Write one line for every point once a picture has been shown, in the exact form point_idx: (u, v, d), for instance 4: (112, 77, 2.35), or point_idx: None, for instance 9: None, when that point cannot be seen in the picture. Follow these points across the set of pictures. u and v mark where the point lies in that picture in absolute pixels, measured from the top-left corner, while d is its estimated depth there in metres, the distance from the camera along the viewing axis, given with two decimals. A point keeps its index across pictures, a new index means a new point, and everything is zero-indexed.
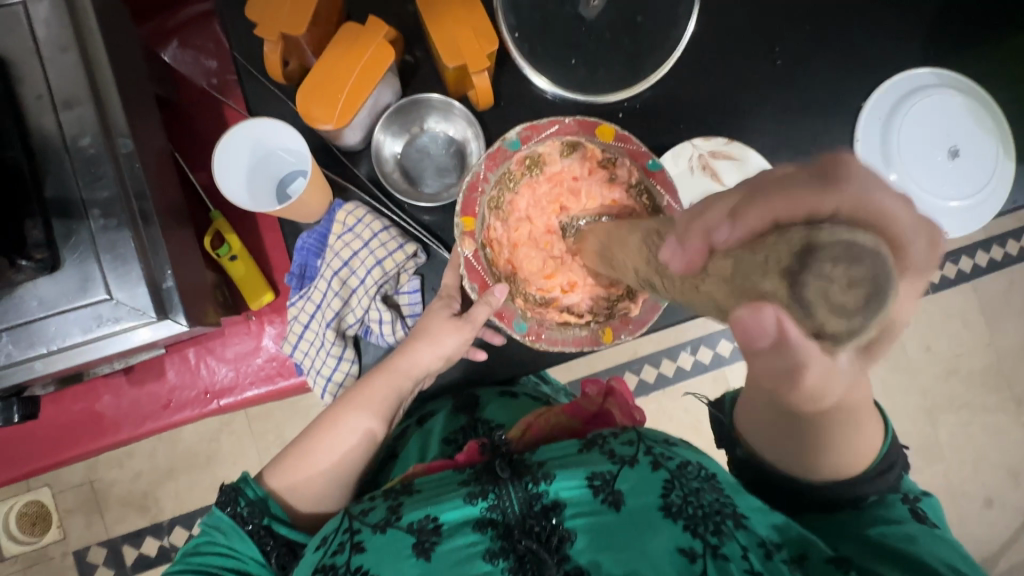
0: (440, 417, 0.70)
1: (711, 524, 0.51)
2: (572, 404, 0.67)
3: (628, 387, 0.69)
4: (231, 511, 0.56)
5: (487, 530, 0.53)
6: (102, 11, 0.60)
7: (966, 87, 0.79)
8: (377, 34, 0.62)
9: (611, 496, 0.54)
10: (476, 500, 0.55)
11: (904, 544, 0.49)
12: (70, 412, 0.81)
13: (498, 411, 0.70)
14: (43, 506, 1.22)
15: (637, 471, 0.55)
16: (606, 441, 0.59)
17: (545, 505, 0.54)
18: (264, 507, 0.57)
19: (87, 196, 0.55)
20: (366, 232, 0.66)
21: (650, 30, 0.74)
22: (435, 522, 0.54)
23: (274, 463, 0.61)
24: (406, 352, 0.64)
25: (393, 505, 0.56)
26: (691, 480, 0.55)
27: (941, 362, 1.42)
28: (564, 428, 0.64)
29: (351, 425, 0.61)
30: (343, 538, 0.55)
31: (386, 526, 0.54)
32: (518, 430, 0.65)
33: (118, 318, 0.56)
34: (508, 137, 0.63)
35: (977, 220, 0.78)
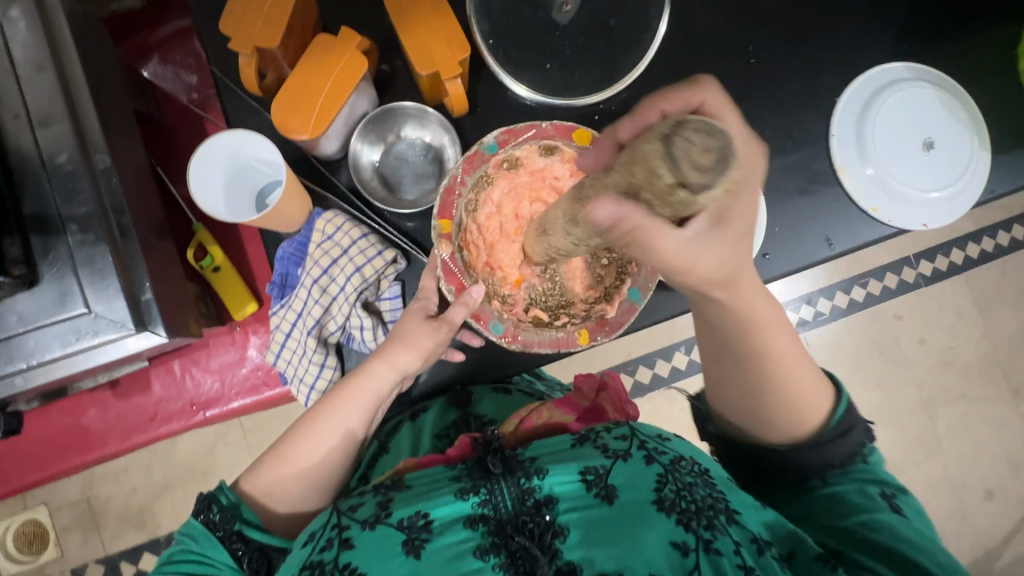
0: (431, 412, 0.72)
1: (705, 518, 0.51)
2: (566, 399, 0.67)
3: (623, 384, 0.69)
4: (204, 518, 0.57)
5: (478, 527, 0.53)
6: (77, 29, 0.61)
7: (939, 80, 0.80)
8: (349, 45, 0.63)
9: (605, 491, 0.54)
10: (468, 496, 0.54)
11: (878, 532, 0.49)
12: (57, 427, 0.81)
13: (491, 405, 0.72)
14: (39, 525, 1.23)
15: (631, 465, 0.55)
16: (599, 436, 0.59)
17: (538, 499, 0.53)
18: (235, 512, 0.57)
19: (65, 212, 0.56)
20: (346, 239, 0.67)
21: (623, 33, 0.75)
22: (426, 518, 0.53)
23: (254, 469, 0.62)
24: (385, 357, 0.64)
25: (384, 501, 0.56)
26: (684, 474, 0.55)
27: (936, 354, 1.42)
28: (556, 423, 0.63)
29: (330, 428, 0.62)
30: (332, 534, 0.54)
31: (375, 522, 0.54)
32: (513, 424, 0.65)
33: (97, 330, 0.56)
34: (485, 141, 0.64)
35: (955, 211, 0.79)
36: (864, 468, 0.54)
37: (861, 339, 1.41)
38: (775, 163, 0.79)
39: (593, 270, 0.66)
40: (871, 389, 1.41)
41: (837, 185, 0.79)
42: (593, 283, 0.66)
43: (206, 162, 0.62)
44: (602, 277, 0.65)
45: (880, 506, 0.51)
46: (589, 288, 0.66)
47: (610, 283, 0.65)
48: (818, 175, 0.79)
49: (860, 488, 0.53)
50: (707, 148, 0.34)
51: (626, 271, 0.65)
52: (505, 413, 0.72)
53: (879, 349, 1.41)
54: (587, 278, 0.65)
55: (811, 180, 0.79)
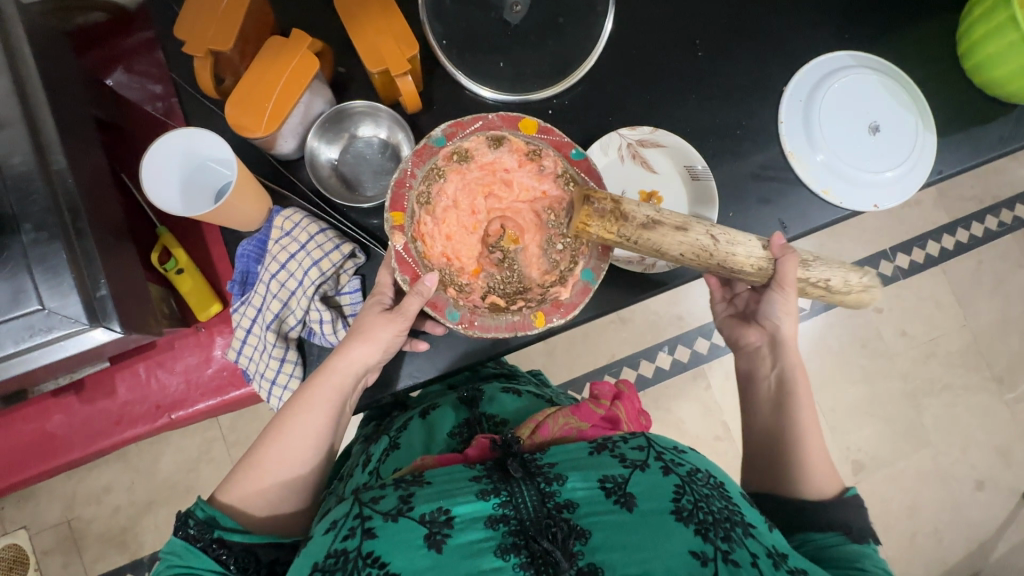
0: (446, 411, 0.72)
1: (721, 530, 0.51)
2: (582, 405, 0.64)
3: (635, 391, 0.70)
4: (183, 534, 0.54)
5: (500, 527, 0.50)
6: (35, 41, 0.64)
7: (881, 67, 0.83)
8: (301, 46, 0.65)
9: (624, 498, 0.52)
10: (489, 497, 0.52)
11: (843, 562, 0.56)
12: (20, 434, 0.79)
13: (497, 405, 0.73)
14: (20, 550, 1.24)
15: (649, 476, 0.54)
16: (616, 445, 0.58)
17: (558, 503, 0.52)
18: (213, 521, 0.55)
19: (19, 211, 0.57)
20: (304, 235, 0.68)
21: (572, 31, 0.78)
22: (447, 514, 0.51)
23: (231, 475, 0.59)
24: (343, 356, 0.63)
25: (404, 495, 0.53)
26: (701, 486, 0.55)
27: (918, 345, 1.43)
28: (574, 428, 0.61)
29: (302, 431, 0.60)
30: (353, 523, 0.51)
31: (397, 515, 0.51)
32: (528, 429, 0.62)
33: (52, 327, 0.56)
34: (432, 136, 0.63)
35: (908, 192, 0.81)
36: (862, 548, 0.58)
37: (843, 333, 1.42)
38: (729, 152, 0.81)
39: (548, 256, 0.68)
40: (855, 382, 1.41)
41: (790, 172, 0.81)
42: (549, 267, 0.68)
43: (158, 162, 0.62)
44: (557, 261, 0.67)
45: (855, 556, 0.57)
46: (544, 273, 0.68)
47: (565, 266, 0.67)
48: (773, 163, 0.81)
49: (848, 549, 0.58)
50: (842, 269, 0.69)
51: (579, 254, 0.66)
52: (518, 412, 0.72)
53: (861, 342, 1.43)
54: (544, 263, 0.68)
55: (765, 168, 0.81)
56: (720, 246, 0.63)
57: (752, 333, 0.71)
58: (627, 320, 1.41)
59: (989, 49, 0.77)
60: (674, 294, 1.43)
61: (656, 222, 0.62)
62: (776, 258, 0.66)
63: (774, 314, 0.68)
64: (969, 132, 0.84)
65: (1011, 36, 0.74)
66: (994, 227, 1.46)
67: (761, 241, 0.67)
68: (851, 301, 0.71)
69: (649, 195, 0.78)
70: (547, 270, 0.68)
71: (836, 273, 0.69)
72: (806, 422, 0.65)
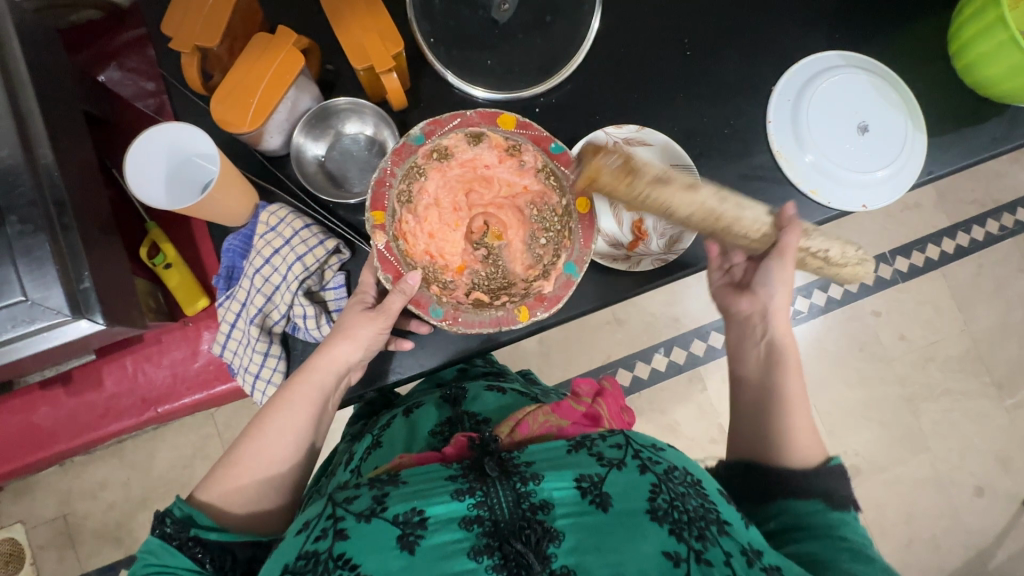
0: (428, 408, 0.73)
1: (696, 529, 0.51)
2: (563, 402, 0.64)
3: (617, 388, 0.72)
4: (159, 532, 0.52)
5: (474, 528, 0.50)
6: (25, 37, 0.65)
7: (871, 66, 0.83)
8: (287, 43, 0.65)
9: (599, 498, 0.52)
10: (464, 497, 0.52)
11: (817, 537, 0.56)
12: (7, 427, 0.80)
13: (480, 402, 0.73)
14: (15, 543, 1.25)
15: (625, 475, 0.54)
16: (594, 443, 0.58)
17: (533, 504, 0.52)
18: (190, 520, 0.53)
19: (4, 205, 0.58)
20: (289, 230, 0.68)
21: (561, 29, 0.78)
22: (421, 514, 0.51)
23: (212, 474, 0.57)
24: (326, 354, 0.63)
25: (379, 496, 0.53)
26: (677, 484, 0.55)
27: (916, 349, 1.42)
28: (554, 425, 0.61)
29: (280, 430, 0.59)
30: (326, 524, 0.52)
31: (371, 515, 0.51)
32: (507, 428, 0.62)
33: (33, 318, 0.57)
34: (411, 134, 0.63)
35: (899, 191, 0.81)
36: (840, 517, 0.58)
37: (840, 336, 1.42)
38: (717, 152, 0.81)
39: (532, 250, 0.68)
40: (851, 386, 1.40)
41: (779, 172, 0.81)
42: (533, 262, 0.68)
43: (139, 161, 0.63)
44: (541, 256, 0.68)
45: (828, 524, 0.57)
46: (529, 268, 0.68)
47: (548, 260, 0.67)
48: (762, 163, 0.81)
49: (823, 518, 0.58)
50: (837, 241, 0.72)
51: (562, 249, 0.66)
52: (499, 411, 0.72)
53: (859, 346, 1.42)
54: (528, 257, 0.68)
55: (754, 168, 0.81)
56: (724, 212, 0.64)
57: (743, 302, 0.70)
58: (623, 321, 1.40)
59: (980, 48, 0.76)
60: (670, 295, 1.42)
61: (665, 178, 0.62)
62: (781, 229, 0.68)
63: (768, 282, 0.68)
64: (961, 133, 0.84)
65: (1002, 35, 0.74)
66: (995, 231, 1.45)
67: (768, 211, 0.69)
68: (845, 269, 0.75)
69: None
70: (532, 263, 0.68)
71: (833, 244, 0.72)
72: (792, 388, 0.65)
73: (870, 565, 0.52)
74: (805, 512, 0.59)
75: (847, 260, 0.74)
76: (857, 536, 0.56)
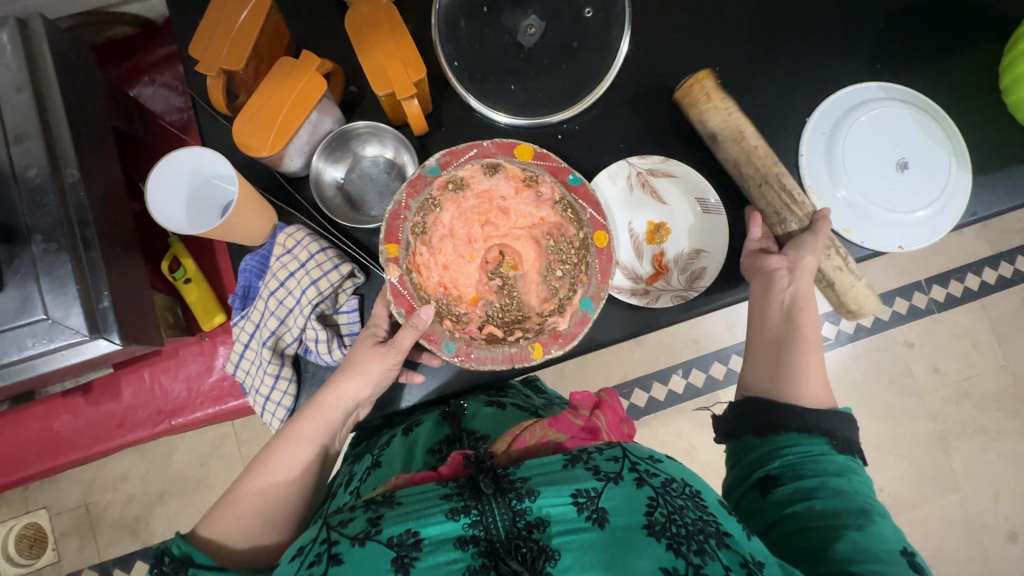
0: (425, 425, 0.70)
1: (695, 543, 0.49)
2: (560, 417, 0.62)
3: (617, 401, 0.69)
4: (156, 570, 0.51)
5: (469, 548, 0.49)
6: (61, 56, 0.66)
7: (913, 99, 0.78)
8: (310, 67, 0.65)
9: (596, 514, 0.50)
10: (459, 517, 0.50)
11: (833, 493, 0.57)
12: (30, 431, 0.82)
13: (483, 421, 0.70)
14: (39, 529, 1.29)
15: (622, 489, 0.52)
16: (591, 456, 0.55)
17: (529, 522, 0.50)
18: (189, 558, 0.52)
19: (31, 222, 0.59)
20: (304, 253, 0.68)
21: (587, 54, 0.76)
22: (416, 536, 0.49)
23: (213, 510, 0.57)
24: (337, 390, 0.62)
25: (373, 517, 0.51)
26: (675, 497, 0.53)
27: (950, 384, 1.35)
28: (552, 441, 0.59)
29: (285, 467, 0.59)
30: (320, 549, 0.50)
31: (365, 539, 0.49)
32: (504, 443, 0.60)
33: (54, 335, 0.59)
34: (426, 165, 0.62)
35: (939, 230, 0.77)
36: (847, 463, 0.60)
37: (869, 366, 1.36)
38: None
39: (548, 283, 0.66)
40: (879, 419, 1.34)
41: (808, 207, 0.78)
42: (548, 294, 0.66)
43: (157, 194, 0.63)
44: (557, 289, 0.66)
45: (841, 472, 0.59)
46: (544, 301, 0.66)
47: (564, 294, 0.65)
48: None
49: (834, 461, 0.60)
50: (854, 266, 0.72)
51: (579, 283, 0.64)
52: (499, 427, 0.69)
53: (888, 378, 1.35)
54: (543, 291, 0.66)
55: None
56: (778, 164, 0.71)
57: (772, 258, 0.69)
58: (641, 340, 1.37)
59: None
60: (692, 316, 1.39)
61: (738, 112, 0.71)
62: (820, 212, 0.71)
63: (802, 247, 0.68)
64: (1009, 170, 0.79)
65: None
66: None
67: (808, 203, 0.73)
68: (858, 296, 0.72)
69: (656, 226, 0.76)
70: (547, 297, 0.66)
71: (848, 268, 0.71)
72: (804, 348, 0.66)
73: (875, 525, 0.55)
74: (814, 457, 0.60)
75: (859, 293, 0.72)
76: (861, 484, 0.59)
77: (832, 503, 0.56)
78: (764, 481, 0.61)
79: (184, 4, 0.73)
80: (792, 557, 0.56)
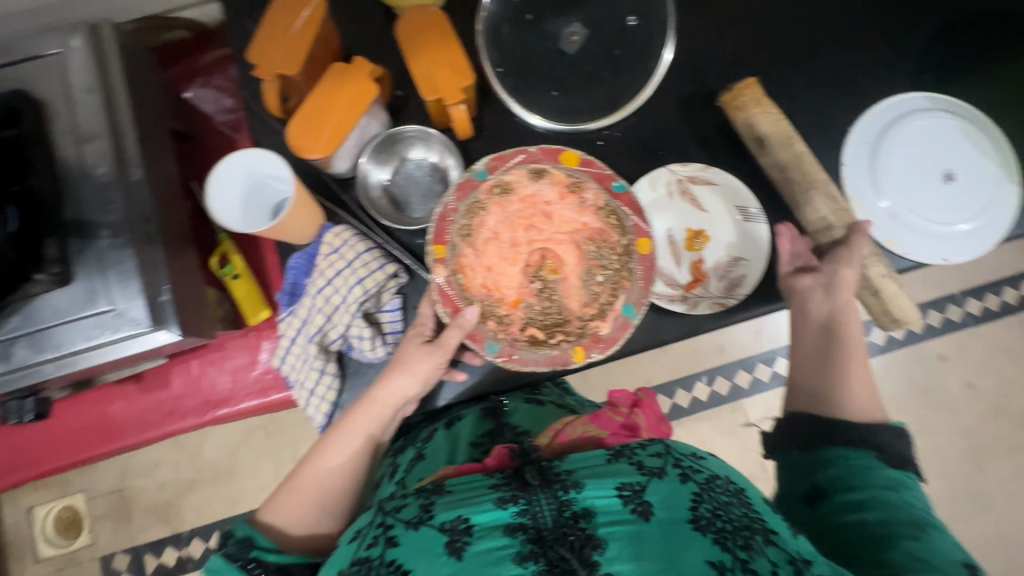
0: (468, 420, 0.72)
1: (741, 538, 0.49)
2: (600, 413, 0.64)
3: (654, 401, 0.68)
4: (224, 551, 0.56)
5: (518, 535, 0.50)
6: (127, 60, 0.70)
7: (960, 111, 0.77)
8: (363, 72, 0.67)
9: (641, 507, 0.51)
10: (508, 505, 0.51)
11: (885, 504, 0.57)
12: (84, 417, 0.86)
13: (522, 417, 0.72)
14: (76, 511, 1.34)
15: (667, 483, 0.53)
16: (634, 452, 0.56)
17: (576, 512, 0.51)
18: (252, 541, 0.57)
19: (99, 219, 0.63)
20: (351, 253, 0.70)
21: (629, 61, 0.77)
22: (467, 522, 0.51)
23: (274, 498, 0.60)
24: (384, 388, 0.64)
25: (426, 504, 0.53)
26: (720, 493, 0.53)
27: (985, 400, 1.32)
28: (592, 437, 0.60)
29: (333, 457, 0.62)
30: (377, 531, 0.53)
31: (419, 523, 0.52)
32: (547, 438, 0.62)
33: (119, 326, 0.62)
34: (474, 169, 0.65)
35: (986, 243, 0.75)
36: (899, 477, 0.60)
37: (900, 379, 1.33)
38: None
39: (588, 288, 0.66)
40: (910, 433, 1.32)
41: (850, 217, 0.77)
42: (589, 299, 0.65)
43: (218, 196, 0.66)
44: (597, 294, 0.65)
45: (892, 485, 0.59)
46: (585, 305, 0.65)
47: (605, 300, 0.65)
48: None
49: (885, 475, 0.60)
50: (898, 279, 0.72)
51: (620, 288, 0.65)
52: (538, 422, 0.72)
53: (921, 392, 1.33)
54: (584, 295, 0.65)
55: None
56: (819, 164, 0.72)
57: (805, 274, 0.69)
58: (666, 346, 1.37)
59: None
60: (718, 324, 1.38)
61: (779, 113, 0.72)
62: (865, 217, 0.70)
63: (837, 261, 0.68)
64: None
65: None
66: None
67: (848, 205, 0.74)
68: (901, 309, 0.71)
69: (695, 233, 0.76)
70: (589, 301, 0.65)
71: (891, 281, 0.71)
72: (848, 357, 0.67)
73: (932, 536, 0.53)
74: (863, 470, 0.60)
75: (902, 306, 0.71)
76: (915, 498, 0.58)
77: (885, 513, 0.56)
78: (813, 492, 0.62)
79: (240, 9, 0.76)
80: (848, 564, 0.55)
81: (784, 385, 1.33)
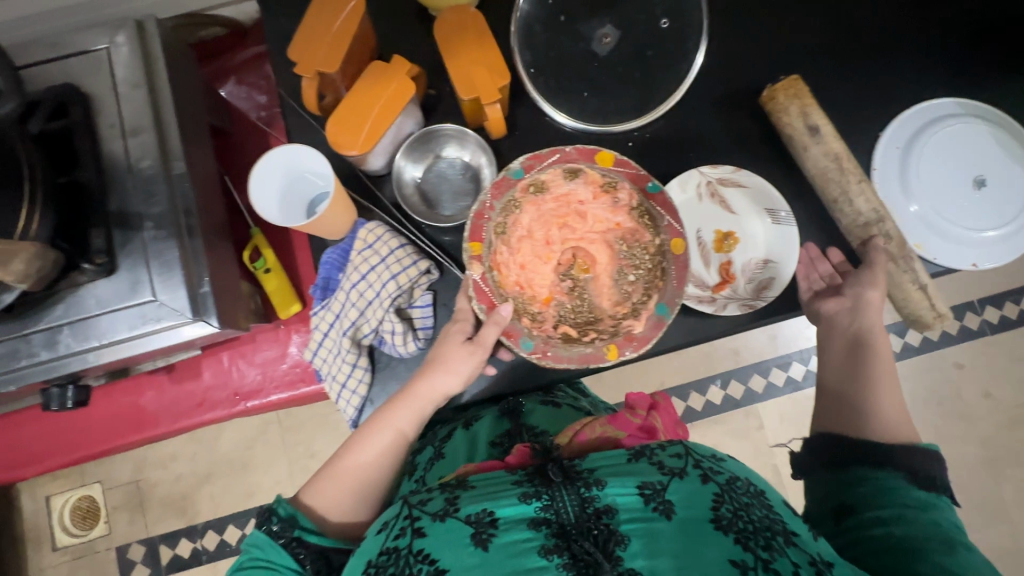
0: (486, 421, 0.72)
1: (762, 539, 0.50)
2: (617, 415, 0.63)
3: (671, 403, 0.69)
4: (266, 528, 0.58)
5: (542, 528, 0.50)
6: (170, 56, 0.71)
7: (994, 116, 0.77)
8: (401, 71, 0.68)
9: (663, 506, 0.51)
10: (531, 500, 0.52)
11: (916, 523, 0.57)
12: (117, 405, 0.87)
13: (541, 417, 0.73)
14: (93, 501, 1.36)
15: (687, 483, 0.53)
16: (654, 452, 0.56)
17: (599, 508, 0.51)
18: (294, 521, 0.58)
19: (143, 210, 0.64)
20: (384, 249, 0.71)
21: (660, 63, 0.77)
22: (492, 515, 0.52)
23: (315, 480, 0.62)
24: (425, 386, 0.65)
25: (451, 497, 0.54)
26: (740, 494, 0.53)
27: (1003, 410, 1.31)
28: (611, 438, 0.60)
29: (369, 449, 0.62)
30: (403, 523, 0.53)
31: (445, 515, 0.52)
32: (566, 438, 0.63)
33: (160, 317, 0.63)
34: (510, 168, 0.65)
35: (1016, 250, 0.75)
36: (932, 497, 0.59)
37: (917, 387, 1.33)
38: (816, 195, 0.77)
39: (620, 287, 0.67)
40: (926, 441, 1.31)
41: None
42: (621, 298, 0.66)
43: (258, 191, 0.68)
44: (629, 293, 0.66)
45: (923, 505, 0.58)
46: (616, 304, 0.66)
47: (638, 298, 0.66)
48: None
49: (917, 495, 0.59)
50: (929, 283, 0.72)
51: (654, 287, 0.65)
52: (555, 424, 0.72)
53: (938, 401, 1.32)
54: (616, 294, 0.66)
55: None
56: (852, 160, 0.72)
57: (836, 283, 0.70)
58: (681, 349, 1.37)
59: None
60: None
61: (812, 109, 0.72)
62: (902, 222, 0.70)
63: (864, 279, 0.70)
64: None
65: None
66: None
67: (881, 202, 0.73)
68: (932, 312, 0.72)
69: (725, 234, 0.76)
70: (620, 300, 0.66)
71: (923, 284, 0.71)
72: (878, 367, 0.67)
73: (963, 556, 0.53)
74: (894, 490, 0.60)
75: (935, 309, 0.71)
76: (948, 518, 0.57)
77: (916, 533, 0.56)
78: (841, 510, 0.62)
79: (279, 8, 0.77)
80: None
81: (799, 390, 1.33)
